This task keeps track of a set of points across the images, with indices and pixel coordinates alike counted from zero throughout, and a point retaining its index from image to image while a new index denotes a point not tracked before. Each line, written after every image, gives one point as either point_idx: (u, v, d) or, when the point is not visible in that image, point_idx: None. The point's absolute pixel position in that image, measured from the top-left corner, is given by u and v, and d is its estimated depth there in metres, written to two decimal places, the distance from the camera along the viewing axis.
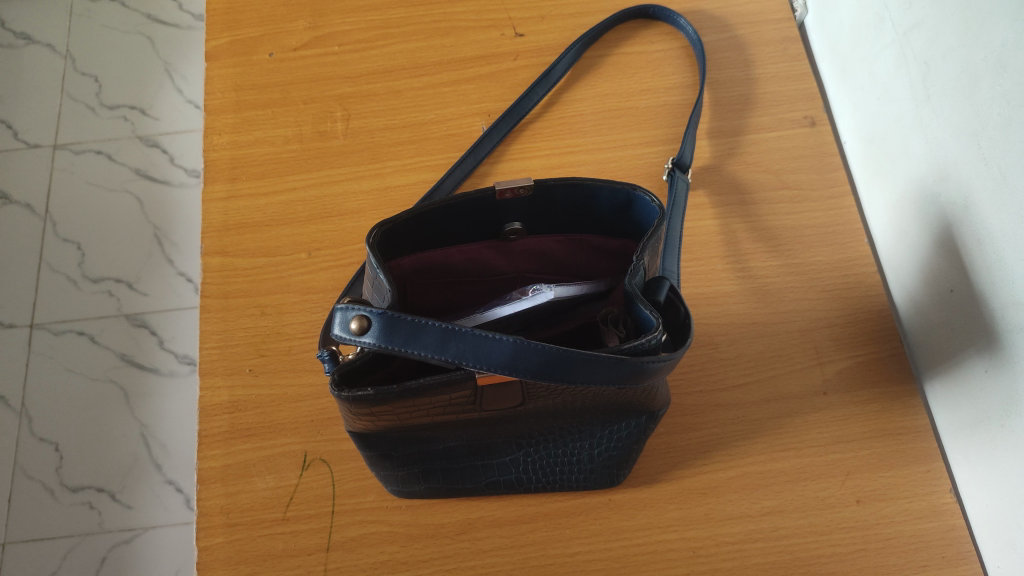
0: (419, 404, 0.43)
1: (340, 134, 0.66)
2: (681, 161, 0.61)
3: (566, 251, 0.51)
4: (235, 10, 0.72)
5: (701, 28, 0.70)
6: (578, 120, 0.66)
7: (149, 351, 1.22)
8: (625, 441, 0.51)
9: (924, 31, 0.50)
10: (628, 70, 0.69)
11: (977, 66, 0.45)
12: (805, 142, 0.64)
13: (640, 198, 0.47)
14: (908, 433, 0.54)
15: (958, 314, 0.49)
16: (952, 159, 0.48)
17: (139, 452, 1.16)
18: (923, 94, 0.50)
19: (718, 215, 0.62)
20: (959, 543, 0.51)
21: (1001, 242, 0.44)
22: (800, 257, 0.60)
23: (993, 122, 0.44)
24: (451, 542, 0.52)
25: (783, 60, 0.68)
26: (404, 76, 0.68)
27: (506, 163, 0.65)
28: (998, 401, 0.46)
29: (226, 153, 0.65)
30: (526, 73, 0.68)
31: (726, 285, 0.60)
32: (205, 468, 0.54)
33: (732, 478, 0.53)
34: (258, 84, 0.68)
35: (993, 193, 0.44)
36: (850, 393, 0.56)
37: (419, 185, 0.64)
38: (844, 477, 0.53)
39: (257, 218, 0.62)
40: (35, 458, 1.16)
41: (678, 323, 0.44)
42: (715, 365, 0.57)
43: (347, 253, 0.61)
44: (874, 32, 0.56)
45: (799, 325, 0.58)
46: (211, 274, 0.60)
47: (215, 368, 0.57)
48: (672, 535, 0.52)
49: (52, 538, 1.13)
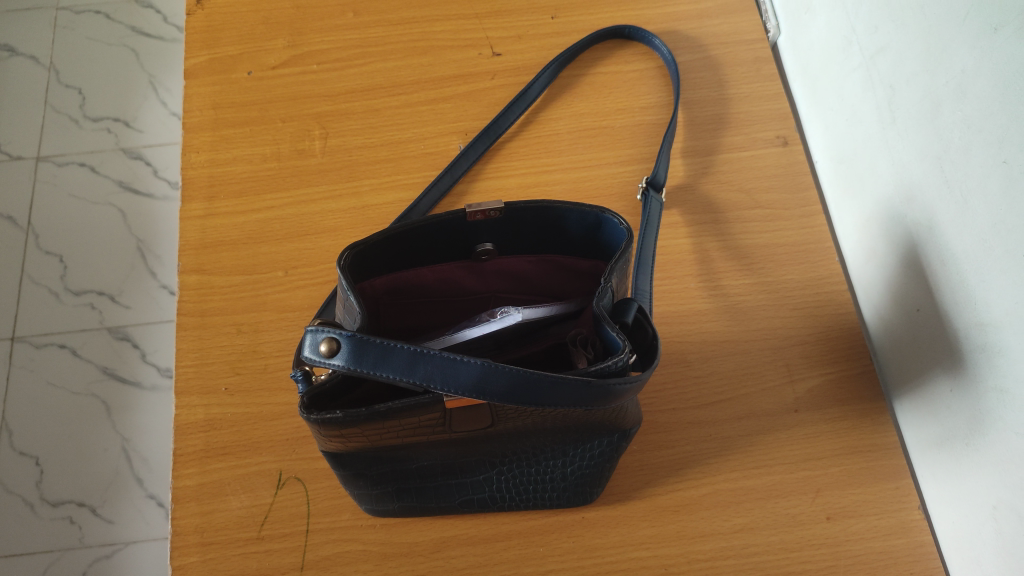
0: (386, 427, 0.43)
1: (319, 152, 0.66)
2: (655, 180, 0.62)
3: (538, 271, 0.52)
4: (216, 29, 0.72)
5: (676, 48, 0.72)
6: (555, 139, 0.67)
7: (131, 364, 1.21)
8: (598, 459, 0.51)
9: (889, 55, 0.51)
10: (604, 89, 0.70)
11: (939, 91, 0.46)
12: (777, 161, 0.66)
13: (609, 220, 0.48)
14: (877, 449, 0.55)
15: (924, 333, 0.50)
16: (916, 181, 0.49)
17: (121, 466, 1.15)
18: (889, 117, 0.51)
19: (691, 234, 0.63)
20: (927, 559, 0.51)
21: (963, 262, 0.45)
22: (773, 274, 0.61)
23: (955, 145, 0.45)
24: (425, 561, 0.52)
25: (756, 80, 0.69)
26: (382, 95, 0.69)
27: (484, 181, 0.65)
28: (962, 420, 0.47)
29: (204, 171, 0.66)
30: (503, 92, 0.69)
31: (699, 303, 0.61)
32: (178, 487, 0.54)
33: (704, 495, 0.54)
34: (237, 102, 0.69)
35: (956, 215, 0.45)
36: (821, 410, 0.56)
37: (396, 204, 0.64)
38: (815, 494, 0.54)
39: (235, 236, 0.63)
40: (14, 473, 1.14)
41: (646, 344, 0.45)
42: (688, 382, 0.58)
43: (324, 272, 0.61)
44: (843, 54, 0.57)
45: (770, 342, 0.59)
46: (188, 292, 0.60)
47: (190, 387, 0.57)
48: (645, 552, 0.52)
49: (32, 554, 1.11)
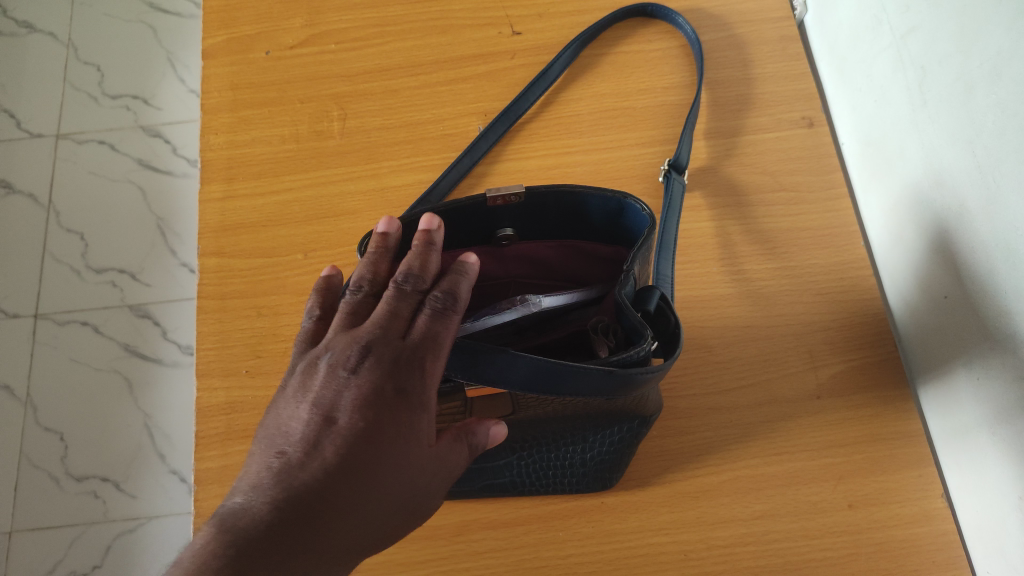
0: (394, 397, 0.36)
1: (337, 134, 0.65)
2: (677, 162, 0.61)
3: (558, 256, 0.51)
4: (233, 8, 0.72)
5: (701, 26, 0.70)
6: (575, 120, 0.66)
7: (152, 342, 1.23)
8: (618, 445, 0.51)
9: (921, 35, 0.49)
10: (626, 69, 0.68)
11: (972, 74, 0.44)
12: (803, 143, 0.64)
13: (631, 206, 0.46)
14: (901, 437, 0.54)
15: (953, 322, 0.49)
16: (947, 166, 0.47)
17: (143, 442, 1.17)
18: (919, 99, 0.50)
19: (713, 217, 0.62)
20: (949, 548, 0.51)
21: (994, 249, 0.44)
22: (797, 260, 0.60)
23: (988, 130, 0.43)
24: (445, 544, 0.53)
25: (782, 59, 0.67)
26: (401, 75, 0.68)
27: (504, 164, 0.65)
28: (990, 409, 0.46)
29: (223, 152, 0.65)
30: (522, 72, 0.68)
31: (721, 288, 0.60)
32: (202, 469, 0.55)
33: (723, 481, 0.54)
34: (254, 83, 0.68)
35: (987, 202, 0.44)
36: (843, 397, 0.56)
37: (415, 186, 0.63)
38: (836, 481, 0.53)
39: (254, 219, 0.63)
40: (40, 447, 1.17)
41: (668, 332, 0.45)
42: (709, 368, 0.57)
43: (343, 255, 0.61)
44: (873, 34, 0.55)
45: (793, 328, 0.58)
46: (209, 275, 0.61)
47: (211, 369, 0.58)
48: (664, 538, 0.52)
49: (58, 527, 1.14)
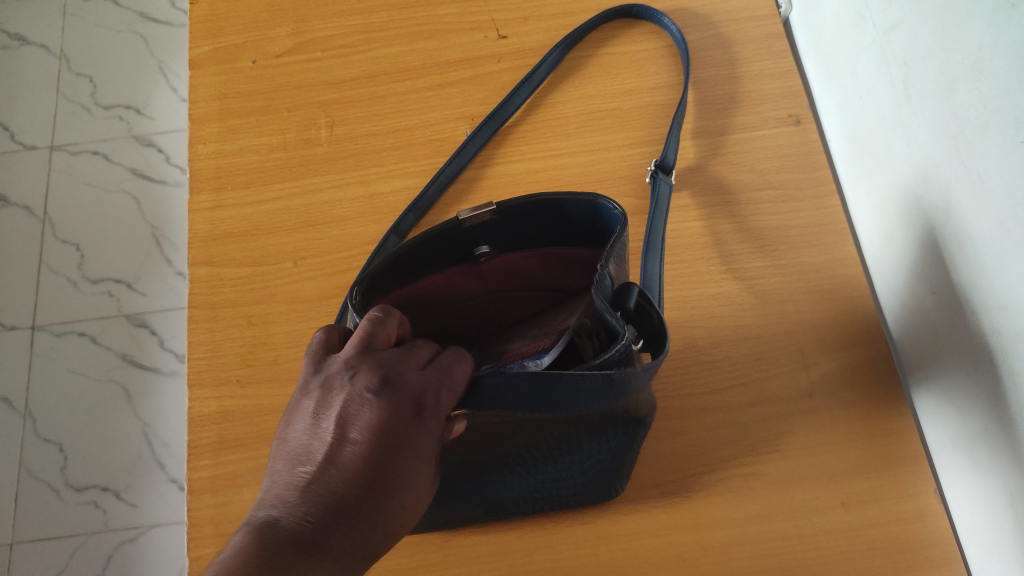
0: (412, 419, 0.38)
1: (325, 141, 0.66)
2: (664, 163, 0.60)
3: (538, 265, 0.52)
4: (219, 17, 0.72)
5: (686, 26, 0.70)
6: (562, 122, 0.66)
7: (149, 351, 1.23)
8: (617, 451, 0.50)
9: (904, 32, 0.49)
10: (613, 70, 0.68)
11: (955, 68, 0.44)
12: (791, 141, 0.64)
13: (603, 207, 0.47)
14: (893, 434, 0.54)
15: (942, 317, 0.49)
16: (933, 161, 0.47)
17: (143, 451, 1.17)
18: (904, 95, 0.50)
19: (702, 217, 0.62)
20: (944, 544, 0.51)
21: (981, 244, 0.44)
22: (786, 258, 0.60)
23: (971, 125, 0.43)
24: (438, 548, 0.53)
25: (769, 57, 0.67)
26: (388, 81, 0.68)
27: (492, 168, 0.65)
28: (980, 404, 0.46)
29: (211, 162, 0.66)
30: (509, 76, 0.68)
31: (711, 288, 0.60)
32: (195, 479, 0.55)
33: (716, 482, 0.54)
34: (242, 92, 0.68)
35: (973, 197, 0.44)
36: (835, 395, 0.55)
37: (404, 192, 0.64)
38: (829, 479, 0.53)
39: (243, 227, 0.63)
40: (39, 458, 1.17)
41: (653, 329, 0.45)
42: (701, 369, 0.57)
43: (332, 262, 0.61)
44: (856, 30, 0.55)
45: (783, 327, 0.58)
46: (199, 285, 0.61)
47: (203, 378, 0.58)
48: (657, 539, 0.52)
49: (59, 538, 1.14)
